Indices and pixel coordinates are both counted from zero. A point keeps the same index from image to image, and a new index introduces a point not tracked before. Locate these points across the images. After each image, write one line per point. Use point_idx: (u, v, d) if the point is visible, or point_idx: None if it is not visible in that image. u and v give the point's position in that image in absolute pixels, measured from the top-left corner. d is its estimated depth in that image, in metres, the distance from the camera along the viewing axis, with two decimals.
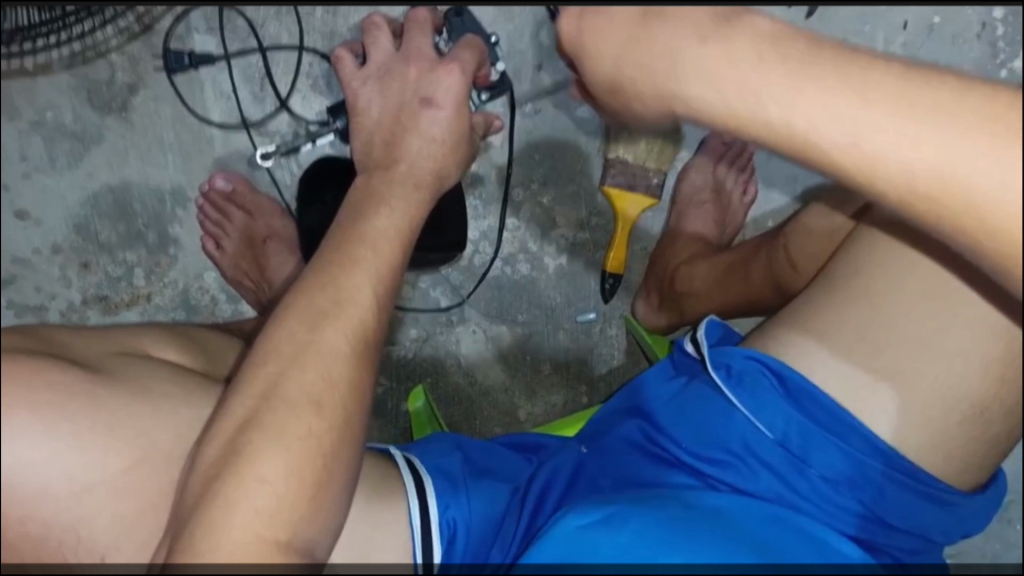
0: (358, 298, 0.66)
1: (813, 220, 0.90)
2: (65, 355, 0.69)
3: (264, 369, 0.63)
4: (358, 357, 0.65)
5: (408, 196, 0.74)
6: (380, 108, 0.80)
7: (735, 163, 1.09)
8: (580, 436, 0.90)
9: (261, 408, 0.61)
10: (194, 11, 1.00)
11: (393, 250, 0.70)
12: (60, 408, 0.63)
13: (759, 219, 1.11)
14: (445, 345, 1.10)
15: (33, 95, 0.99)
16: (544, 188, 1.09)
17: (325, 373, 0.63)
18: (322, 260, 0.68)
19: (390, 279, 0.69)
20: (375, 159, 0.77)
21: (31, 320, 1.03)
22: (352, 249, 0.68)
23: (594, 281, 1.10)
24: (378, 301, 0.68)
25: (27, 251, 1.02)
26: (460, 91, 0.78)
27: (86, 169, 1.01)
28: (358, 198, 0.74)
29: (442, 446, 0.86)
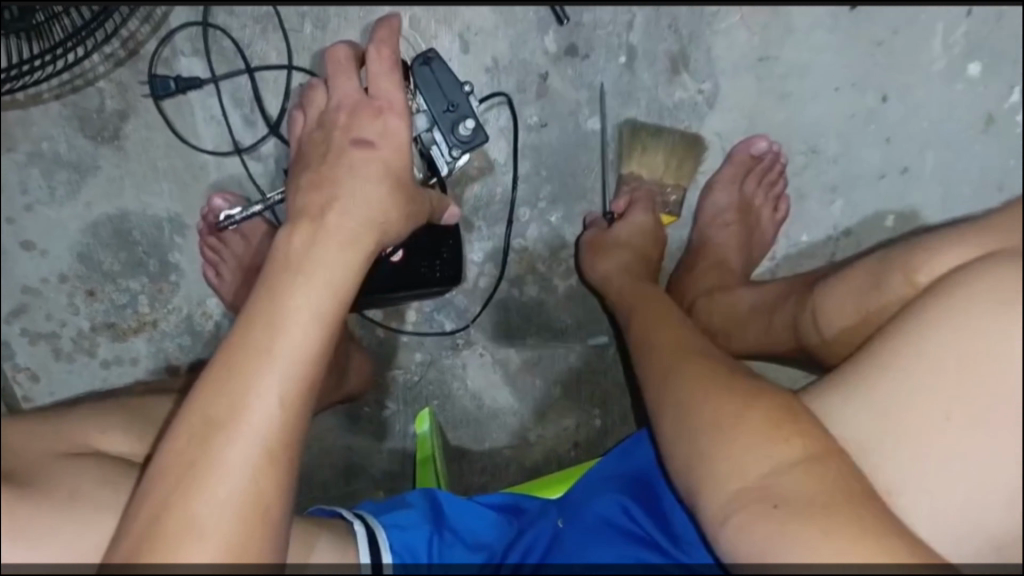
0: (275, 397, 0.56)
1: (847, 280, 0.81)
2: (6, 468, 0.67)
3: (174, 483, 0.53)
4: (281, 469, 0.55)
5: (338, 255, 0.62)
6: (317, 150, 0.69)
7: (763, 179, 1.01)
8: (562, 502, 0.79)
9: (153, 533, 0.52)
10: (180, 34, 0.96)
11: (325, 337, 0.59)
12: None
13: (792, 234, 1.04)
14: (451, 368, 1.06)
15: (28, 124, 0.97)
16: (553, 206, 1.02)
17: (239, 488, 0.54)
18: (237, 349, 0.57)
19: (309, 368, 0.58)
20: (308, 202, 0.65)
21: (45, 349, 1.03)
22: (262, 340, 0.57)
23: (607, 302, 1.05)
24: (305, 398, 0.57)
25: (35, 281, 1.02)
26: (399, 135, 0.68)
27: (85, 199, 1.00)
28: (275, 264, 0.62)
29: (416, 512, 0.80)
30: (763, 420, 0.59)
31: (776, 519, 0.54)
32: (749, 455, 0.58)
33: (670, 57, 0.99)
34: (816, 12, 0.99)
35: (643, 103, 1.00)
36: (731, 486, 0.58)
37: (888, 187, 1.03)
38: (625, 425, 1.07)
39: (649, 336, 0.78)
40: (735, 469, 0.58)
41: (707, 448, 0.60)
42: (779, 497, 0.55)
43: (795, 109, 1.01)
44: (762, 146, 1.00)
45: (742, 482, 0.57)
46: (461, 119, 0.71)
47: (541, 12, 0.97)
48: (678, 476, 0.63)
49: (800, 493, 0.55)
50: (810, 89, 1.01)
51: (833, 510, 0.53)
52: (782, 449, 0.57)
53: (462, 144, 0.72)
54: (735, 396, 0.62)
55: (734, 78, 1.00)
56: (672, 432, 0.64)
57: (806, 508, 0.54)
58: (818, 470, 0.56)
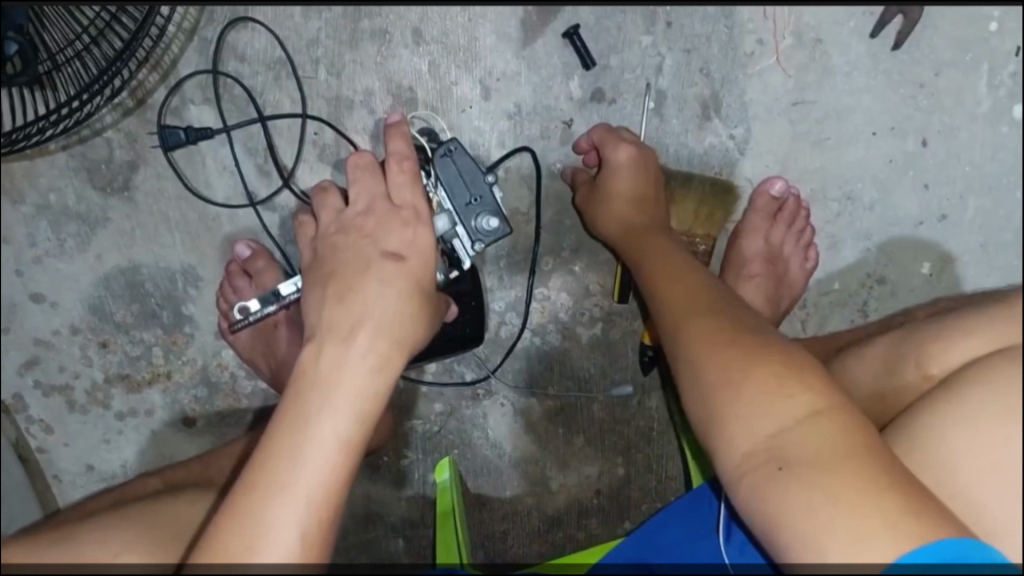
0: (288, 540, 0.54)
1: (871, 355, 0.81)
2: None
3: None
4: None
5: (365, 381, 0.62)
6: (346, 254, 0.71)
7: (793, 224, 0.96)
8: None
9: None
10: (189, 82, 0.93)
11: (345, 469, 0.58)
12: None
13: (824, 281, 1.00)
14: (472, 418, 1.04)
15: (35, 176, 0.95)
16: (577, 255, 0.99)
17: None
18: (252, 485, 0.56)
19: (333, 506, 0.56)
20: (343, 319, 0.65)
21: (58, 400, 1.01)
22: (276, 474, 0.56)
23: (633, 352, 1.02)
24: (319, 541, 0.55)
25: (46, 333, 0.99)
26: (426, 242, 0.72)
27: (95, 251, 0.97)
28: (301, 385, 0.61)
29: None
30: (772, 380, 0.59)
31: (780, 481, 0.54)
32: (760, 413, 0.58)
33: (700, 102, 0.95)
34: (855, 52, 0.95)
35: (671, 150, 0.96)
36: (741, 445, 0.58)
37: (925, 234, 0.99)
38: (648, 473, 1.05)
39: (663, 278, 0.76)
40: (746, 432, 0.58)
41: (720, 410, 0.61)
42: (785, 456, 0.55)
43: (830, 154, 0.97)
44: (783, 188, 0.95)
45: (752, 441, 0.58)
46: (484, 212, 0.75)
47: (566, 56, 0.94)
48: (698, 430, 0.63)
49: (804, 459, 0.54)
50: (847, 132, 0.96)
51: (840, 472, 0.53)
52: (792, 405, 0.58)
53: (484, 237, 0.75)
54: (750, 351, 0.62)
55: (766, 123, 0.96)
56: (688, 390, 0.64)
57: (803, 472, 0.54)
58: (823, 428, 0.56)
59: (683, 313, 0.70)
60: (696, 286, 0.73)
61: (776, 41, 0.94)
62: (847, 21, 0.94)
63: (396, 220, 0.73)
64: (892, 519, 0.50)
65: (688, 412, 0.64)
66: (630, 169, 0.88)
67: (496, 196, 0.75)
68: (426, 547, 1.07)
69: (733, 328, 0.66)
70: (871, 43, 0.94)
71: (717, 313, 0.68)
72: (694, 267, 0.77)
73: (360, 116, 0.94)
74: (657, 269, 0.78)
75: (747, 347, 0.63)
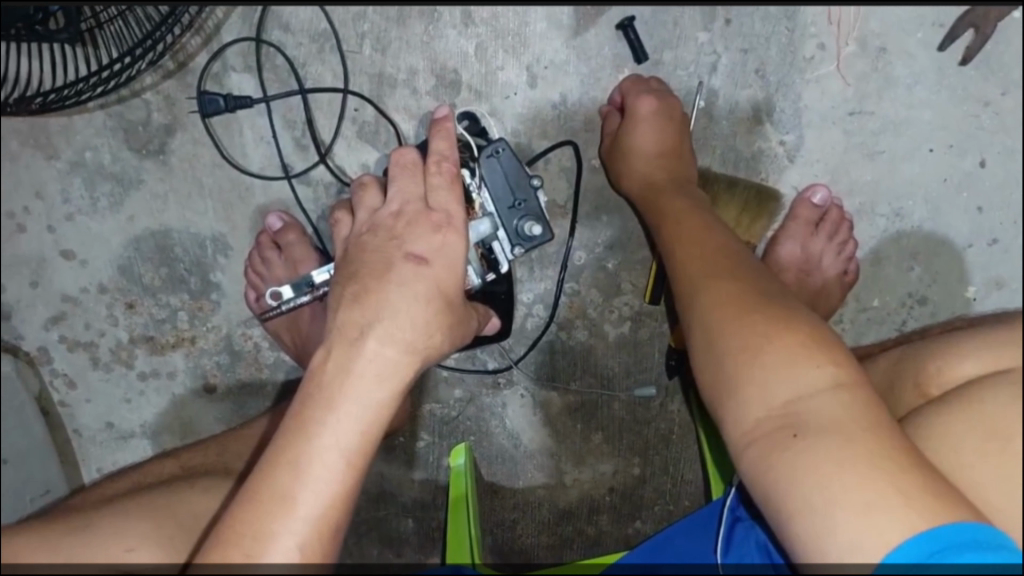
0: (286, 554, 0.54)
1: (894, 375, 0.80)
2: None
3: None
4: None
5: (369, 389, 0.62)
6: (372, 256, 0.70)
7: (834, 236, 0.93)
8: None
9: None
10: (231, 48, 0.91)
11: (350, 484, 0.58)
12: None
13: (862, 297, 0.98)
14: (491, 406, 1.03)
15: (71, 134, 0.94)
16: (611, 252, 0.97)
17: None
18: (255, 500, 0.55)
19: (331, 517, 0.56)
20: (352, 330, 0.64)
21: (82, 357, 1.01)
22: (280, 482, 0.56)
23: (659, 354, 1.00)
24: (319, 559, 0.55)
25: (74, 290, 0.99)
26: (455, 246, 0.71)
27: (127, 212, 0.96)
28: (307, 390, 0.62)
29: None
30: (793, 350, 0.58)
31: (794, 448, 0.54)
32: (778, 379, 0.57)
33: (753, 105, 0.92)
34: (920, 64, 0.91)
35: (718, 152, 0.93)
36: (754, 412, 0.57)
37: (973, 257, 0.96)
38: (664, 475, 1.04)
39: (686, 238, 0.74)
40: (762, 395, 0.58)
41: (734, 374, 0.59)
42: (801, 424, 0.55)
43: (883, 168, 0.94)
44: (826, 198, 0.93)
45: (768, 408, 0.57)
46: (528, 217, 0.76)
47: (619, 48, 0.91)
48: (707, 388, 0.62)
49: (820, 431, 0.54)
50: (903, 147, 0.93)
51: (857, 445, 0.52)
52: (812, 374, 0.57)
53: (524, 241, 0.76)
54: (771, 315, 0.61)
55: (819, 131, 0.93)
56: (702, 351, 0.63)
57: (816, 445, 0.53)
58: (840, 404, 0.55)
59: (705, 272, 0.68)
60: (720, 247, 0.71)
61: (839, 46, 0.90)
62: (915, 31, 0.90)
63: (428, 222, 0.71)
64: (907, 493, 0.50)
65: (699, 371, 0.63)
66: (660, 136, 0.86)
67: (539, 202, 0.76)
68: (436, 530, 1.07)
69: (753, 291, 0.65)
70: (938, 56, 0.90)
71: (740, 276, 0.67)
72: (715, 227, 0.75)
73: (402, 95, 0.92)
74: (679, 229, 0.76)
75: (770, 311, 0.62)
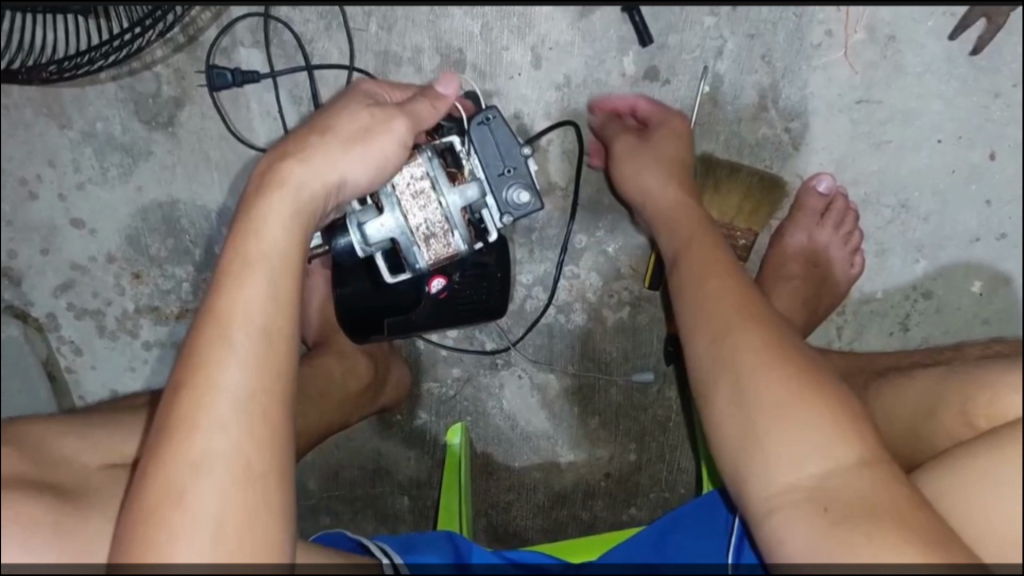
0: (236, 390, 0.54)
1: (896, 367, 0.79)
2: (49, 476, 0.61)
3: (149, 508, 0.51)
4: (266, 488, 0.53)
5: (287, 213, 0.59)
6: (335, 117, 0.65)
7: (839, 225, 0.93)
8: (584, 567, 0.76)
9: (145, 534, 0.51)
10: (241, 24, 0.92)
11: (280, 313, 0.57)
12: (22, 547, 0.56)
13: (865, 289, 0.98)
14: (488, 387, 1.04)
15: (84, 104, 0.95)
16: (611, 236, 0.97)
17: (216, 510, 0.52)
18: (198, 347, 0.55)
19: (266, 372, 0.55)
20: (271, 165, 0.61)
21: (89, 324, 1.03)
22: (213, 343, 0.55)
23: (658, 340, 1.01)
24: (270, 390, 0.55)
25: (82, 258, 1.01)
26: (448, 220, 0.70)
27: (136, 183, 0.98)
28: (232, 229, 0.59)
29: (437, 556, 0.76)
30: (820, 420, 0.56)
31: (827, 521, 0.52)
32: (805, 446, 0.55)
33: (758, 91, 0.91)
34: (931, 53, 0.89)
35: (721, 137, 0.93)
36: (783, 480, 0.55)
37: (982, 251, 0.95)
38: (660, 462, 1.04)
39: (704, 283, 0.67)
40: (790, 465, 0.55)
41: (756, 428, 0.57)
42: (831, 498, 0.53)
43: (891, 158, 0.93)
44: (830, 184, 0.91)
45: (797, 476, 0.55)
46: (517, 184, 0.69)
47: (624, 30, 0.90)
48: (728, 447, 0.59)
49: (848, 513, 0.52)
50: (911, 138, 0.92)
51: (885, 515, 0.51)
52: (840, 443, 0.55)
53: (513, 211, 0.69)
54: (804, 381, 0.57)
55: (825, 119, 0.92)
56: (725, 403, 0.60)
57: (842, 525, 0.52)
58: (865, 480, 0.53)
59: (730, 321, 0.63)
60: (744, 291, 0.65)
61: (847, 32, 0.89)
62: (926, 20, 0.88)
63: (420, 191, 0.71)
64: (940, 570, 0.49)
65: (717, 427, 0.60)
66: (660, 184, 0.81)
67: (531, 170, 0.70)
68: (430, 508, 1.08)
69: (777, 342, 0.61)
70: (949, 45, 0.89)
71: (766, 327, 0.62)
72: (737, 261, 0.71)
73: (407, 73, 0.92)
74: (698, 269, 0.69)
75: (800, 376, 0.58)
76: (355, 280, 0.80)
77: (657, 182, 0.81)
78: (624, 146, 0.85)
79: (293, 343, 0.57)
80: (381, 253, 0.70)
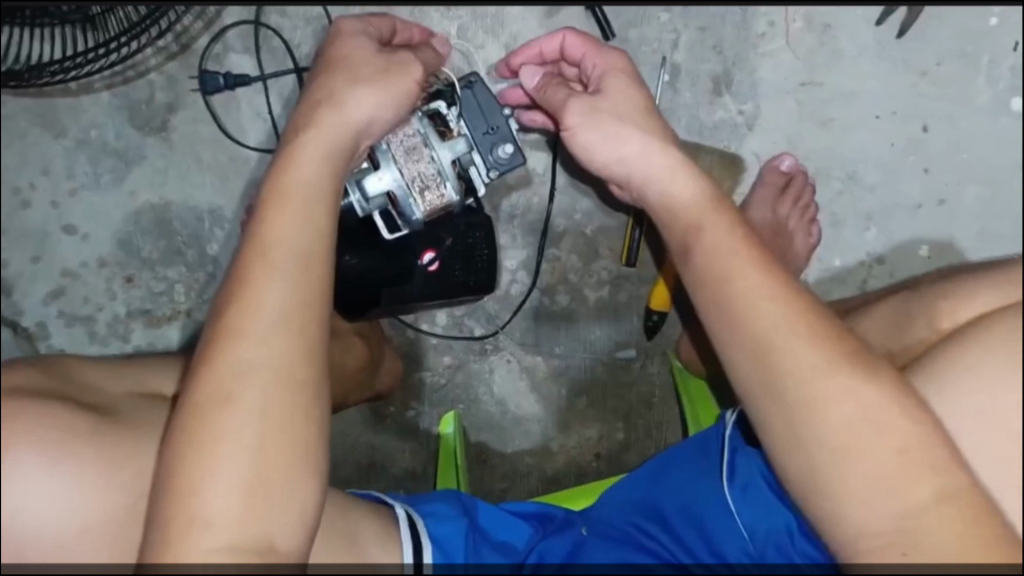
0: (275, 312, 0.57)
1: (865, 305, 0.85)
2: (84, 397, 0.67)
3: (194, 408, 0.56)
4: (304, 396, 0.57)
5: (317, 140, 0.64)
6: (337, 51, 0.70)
7: (798, 200, 1.00)
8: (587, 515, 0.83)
9: (195, 425, 0.55)
10: (230, 31, 0.98)
11: (315, 231, 0.61)
12: (67, 449, 0.61)
13: (826, 259, 1.04)
14: (478, 373, 1.07)
15: (78, 113, 1.00)
16: (588, 218, 1.04)
17: (261, 404, 0.56)
18: (244, 263, 0.59)
19: (307, 281, 0.59)
20: (304, 110, 0.66)
21: (79, 331, 1.03)
22: (258, 259, 0.59)
23: (639, 318, 1.06)
24: (309, 309, 0.59)
25: (74, 264, 1.03)
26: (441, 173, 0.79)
27: (129, 187, 1.01)
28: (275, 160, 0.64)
29: (450, 506, 0.82)
30: (877, 408, 0.53)
31: (892, 509, 0.52)
32: (863, 443, 0.53)
33: (713, 78, 1.00)
34: (862, 38, 1.00)
35: (684, 121, 1.01)
36: (848, 480, 0.53)
37: (926, 218, 1.03)
38: (648, 440, 1.07)
39: (725, 289, 0.58)
40: (853, 465, 0.53)
41: (802, 431, 0.54)
42: (897, 487, 0.52)
43: (837, 135, 1.02)
44: (792, 163, 0.99)
45: (861, 475, 0.53)
46: (501, 143, 0.78)
47: (588, 27, 0.99)
48: (778, 442, 0.56)
49: (911, 503, 0.52)
50: (853, 115, 1.01)
51: (946, 500, 0.52)
52: (896, 429, 0.53)
53: (501, 166, 0.78)
54: (853, 375, 0.54)
55: (775, 100, 1.01)
56: (775, 412, 0.56)
57: (914, 513, 0.52)
58: (931, 464, 0.52)
59: (767, 326, 0.56)
60: (783, 286, 0.57)
61: (787, 22, 1.00)
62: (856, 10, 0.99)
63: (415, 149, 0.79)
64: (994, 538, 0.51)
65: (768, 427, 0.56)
66: (664, 170, 0.65)
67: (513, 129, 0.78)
68: None
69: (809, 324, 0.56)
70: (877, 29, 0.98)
71: (800, 322, 0.56)
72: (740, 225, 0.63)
73: None
74: (714, 278, 0.59)
75: (844, 369, 0.54)
76: (356, 253, 0.84)
77: (635, 146, 0.67)
78: (574, 112, 0.70)
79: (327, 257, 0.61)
80: (380, 211, 0.79)
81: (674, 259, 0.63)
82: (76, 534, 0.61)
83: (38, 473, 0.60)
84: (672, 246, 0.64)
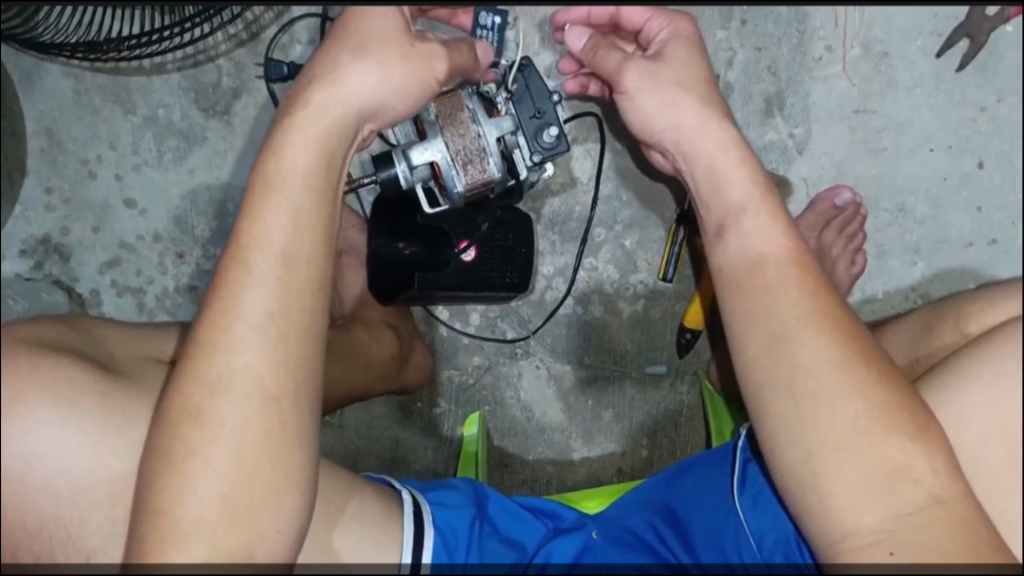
0: (267, 294, 0.60)
1: (907, 329, 0.83)
2: (102, 355, 0.71)
3: (171, 419, 0.58)
4: (281, 405, 0.59)
5: (330, 121, 0.65)
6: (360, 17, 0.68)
7: (844, 231, 0.98)
8: (597, 516, 0.84)
9: (195, 396, 0.58)
10: (298, 23, 1.03)
11: (318, 209, 0.63)
12: (74, 404, 0.64)
13: (868, 292, 1.02)
14: (506, 376, 1.07)
15: (149, 92, 1.05)
16: (629, 230, 1.05)
17: (252, 381, 0.58)
18: (221, 274, 0.61)
19: (307, 265, 0.62)
20: (297, 93, 0.66)
21: (129, 302, 1.07)
22: (256, 232, 0.61)
23: (671, 333, 1.06)
24: (288, 317, 0.60)
25: (130, 237, 1.07)
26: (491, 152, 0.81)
27: (189, 166, 1.06)
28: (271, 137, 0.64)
29: (461, 494, 0.82)
30: (879, 417, 0.57)
31: (882, 513, 0.56)
32: (864, 457, 0.56)
33: (765, 98, 1.00)
34: (920, 69, 0.99)
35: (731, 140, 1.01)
36: (846, 491, 0.56)
37: (975, 256, 1.01)
38: (671, 459, 1.06)
39: (755, 278, 0.62)
40: (847, 485, 0.56)
41: (803, 438, 0.58)
42: (892, 493, 0.56)
43: (887, 164, 1.01)
44: (847, 198, 0.98)
45: (860, 489, 0.56)
46: (546, 127, 0.81)
47: None
48: (780, 448, 0.60)
49: (902, 507, 0.56)
50: (906, 144, 1.00)
51: (928, 516, 0.56)
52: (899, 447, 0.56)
53: (544, 150, 0.81)
54: (861, 377, 0.58)
55: (825, 125, 1.01)
56: (773, 430, 0.60)
57: (904, 514, 0.56)
58: (928, 469, 0.56)
59: (786, 318, 0.60)
60: (815, 295, 0.60)
61: (844, 49, 1.00)
62: (914, 39, 0.99)
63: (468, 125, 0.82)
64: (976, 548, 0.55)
65: (768, 428, 0.60)
66: (712, 142, 0.67)
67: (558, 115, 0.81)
68: None
69: (832, 326, 0.59)
70: (937, 62, 0.99)
71: (824, 319, 0.59)
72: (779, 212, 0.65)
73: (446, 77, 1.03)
74: (746, 266, 0.63)
75: (855, 374, 0.58)
76: None
77: (691, 116, 0.68)
78: (634, 75, 0.70)
79: (327, 235, 0.64)
80: (423, 185, 0.82)
81: (710, 238, 0.67)
82: (74, 490, 0.63)
83: (50, 425, 0.63)
84: (707, 225, 0.68)
